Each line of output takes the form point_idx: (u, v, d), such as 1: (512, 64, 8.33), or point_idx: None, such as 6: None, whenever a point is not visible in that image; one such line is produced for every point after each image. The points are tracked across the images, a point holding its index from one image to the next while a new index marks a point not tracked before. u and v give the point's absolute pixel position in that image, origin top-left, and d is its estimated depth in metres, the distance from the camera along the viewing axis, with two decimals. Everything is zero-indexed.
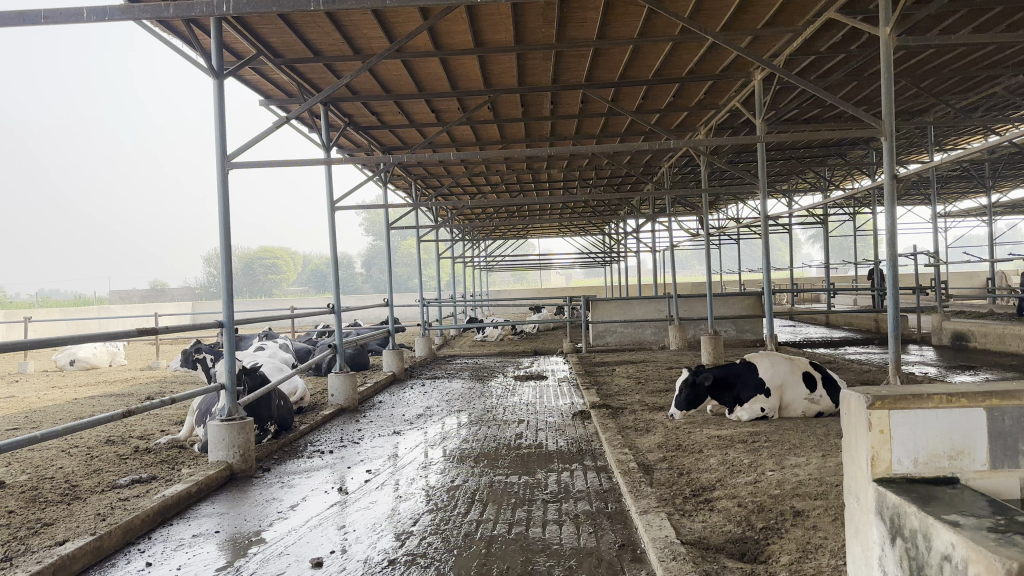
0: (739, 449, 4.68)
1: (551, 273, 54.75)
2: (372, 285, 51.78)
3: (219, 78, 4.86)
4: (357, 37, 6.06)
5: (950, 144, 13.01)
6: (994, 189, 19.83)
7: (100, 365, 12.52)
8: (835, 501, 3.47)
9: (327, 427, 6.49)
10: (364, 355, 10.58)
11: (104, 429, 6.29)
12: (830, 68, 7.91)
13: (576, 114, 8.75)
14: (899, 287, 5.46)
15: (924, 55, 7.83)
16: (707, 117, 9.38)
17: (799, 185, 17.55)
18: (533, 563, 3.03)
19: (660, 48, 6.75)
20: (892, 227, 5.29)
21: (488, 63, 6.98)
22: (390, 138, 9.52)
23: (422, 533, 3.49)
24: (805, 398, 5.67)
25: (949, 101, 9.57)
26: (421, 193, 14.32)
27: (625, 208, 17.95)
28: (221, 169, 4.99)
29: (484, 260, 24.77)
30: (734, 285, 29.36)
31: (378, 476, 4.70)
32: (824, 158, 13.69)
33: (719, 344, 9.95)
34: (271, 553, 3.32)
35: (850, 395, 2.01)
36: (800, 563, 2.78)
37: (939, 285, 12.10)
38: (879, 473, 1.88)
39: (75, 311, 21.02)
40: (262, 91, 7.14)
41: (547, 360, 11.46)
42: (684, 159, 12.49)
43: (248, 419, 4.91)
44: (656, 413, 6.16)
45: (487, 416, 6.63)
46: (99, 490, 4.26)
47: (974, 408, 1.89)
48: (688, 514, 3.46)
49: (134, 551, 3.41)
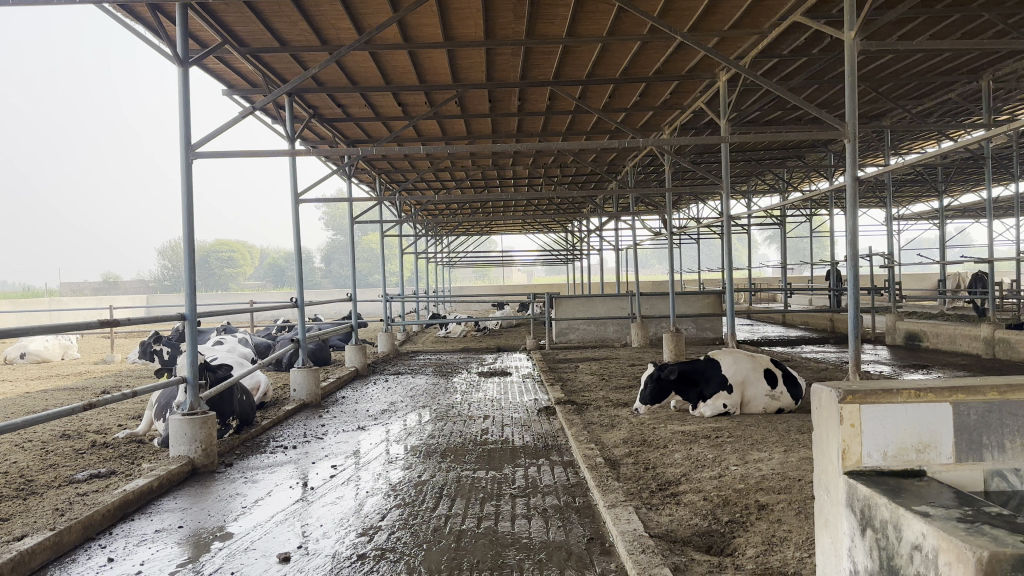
0: (703, 444, 4.74)
1: (512, 271, 54.96)
2: (333, 281, 51.36)
3: (185, 66, 4.76)
4: (326, 28, 6.00)
5: (905, 148, 13.38)
6: (945, 193, 20.42)
7: (52, 359, 12.21)
8: (799, 495, 3.54)
9: (289, 423, 6.42)
10: (326, 349, 10.47)
11: (58, 424, 6.13)
12: (793, 70, 8.06)
13: (542, 111, 8.77)
14: (859, 287, 5.56)
15: (884, 60, 8.02)
16: (672, 117, 9.49)
17: (759, 185, 17.85)
18: (504, 557, 3.04)
19: (627, 47, 6.81)
20: (853, 228, 5.38)
21: (457, 58, 6.96)
22: (354, 131, 9.43)
23: (390, 528, 3.48)
24: (766, 395, 5.76)
25: (906, 105, 9.83)
26: (385, 188, 14.24)
27: (588, 207, 18.12)
28: (185, 159, 4.89)
29: (447, 256, 24.76)
30: (693, 284, 29.77)
31: (343, 472, 4.66)
32: (784, 160, 13.97)
33: (680, 342, 10.06)
34: (236, 549, 3.28)
35: (820, 390, 2.05)
36: (767, 556, 2.84)
37: (894, 286, 12.37)
38: (850, 466, 1.93)
39: (25, 303, 20.44)
40: (225, 81, 7.02)
41: (511, 356, 11.47)
42: (648, 159, 12.61)
43: (210, 414, 4.84)
44: (621, 409, 6.23)
45: (451, 413, 6.61)
46: (56, 485, 4.15)
47: (940, 403, 1.94)
48: (655, 507, 3.50)
49: (95, 547, 3.34)
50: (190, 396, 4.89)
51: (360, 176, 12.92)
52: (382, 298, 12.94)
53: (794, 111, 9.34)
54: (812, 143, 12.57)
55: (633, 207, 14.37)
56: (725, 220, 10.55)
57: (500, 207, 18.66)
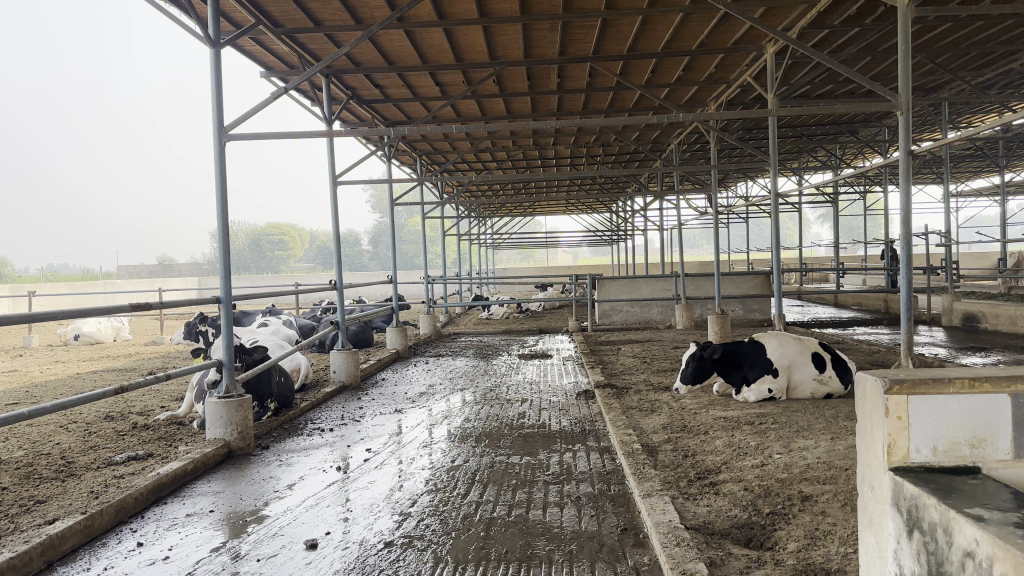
0: (746, 431, 4.58)
1: (558, 252, 54.92)
2: (379, 262, 51.96)
3: (216, 47, 4.72)
4: (358, 6, 5.91)
5: (964, 122, 12.80)
6: (1006, 167, 19.66)
7: (104, 340, 12.52)
8: (845, 486, 3.37)
9: (328, 405, 6.42)
10: (367, 331, 10.47)
11: (103, 405, 6.24)
12: (845, 41, 7.74)
13: (583, 87, 8.59)
14: (913, 268, 5.27)
15: (943, 28, 7.63)
16: (718, 93, 9.22)
17: (810, 163, 17.34)
18: (533, 547, 2.95)
19: (669, 20, 6.58)
20: (906, 205, 5.07)
21: (493, 34, 6.82)
22: (392, 112, 9.39)
23: (420, 514, 3.42)
24: (814, 379, 5.56)
25: (965, 76, 9.36)
26: (426, 169, 14.22)
27: (632, 186, 17.85)
28: (218, 142, 4.87)
29: (490, 238, 24.77)
30: (741, 264, 29.31)
31: (378, 455, 4.63)
32: (836, 135, 13.53)
33: (727, 323, 9.84)
34: (265, 534, 3.25)
35: (864, 379, 1.90)
36: (808, 551, 2.69)
37: (951, 264, 11.86)
38: (895, 462, 1.78)
39: (81, 287, 21.06)
40: (262, 63, 7.02)
41: (552, 338, 11.37)
42: (693, 136, 12.31)
43: (246, 397, 4.84)
44: (662, 392, 6.09)
45: (491, 395, 6.56)
46: (94, 467, 4.20)
47: (998, 394, 1.77)
48: (693, 497, 3.37)
49: (126, 531, 3.35)
50: (226, 379, 4.88)
51: (401, 157, 12.92)
52: (423, 280, 12.76)
53: (846, 85, 8.99)
54: (865, 117, 12.14)
55: (678, 185, 14.09)
56: (772, 198, 10.23)
57: (543, 186, 18.47)
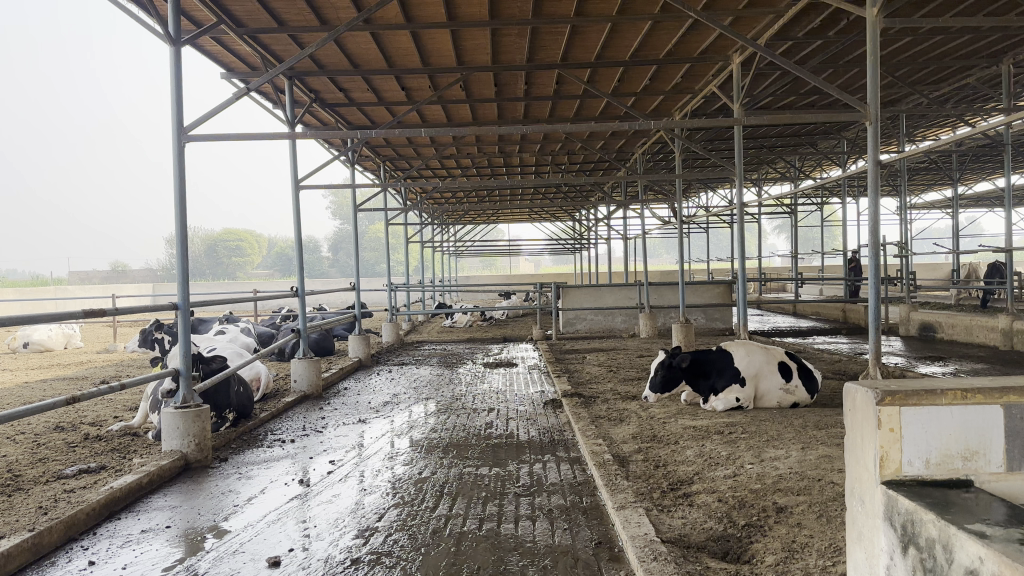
0: (717, 440, 4.55)
1: (521, 261, 54.99)
2: (340, 269, 51.53)
3: (176, 46, 4.56)
4: (324, 6, 5.78)
5: (921, 135, 13.07)
6: (958, 181, 20.18)
7: (54, 348, 12.12)
8: (819, 497, 3.34)
9: (289, 415, 6.24)
10: (329, 339, 10.26)
11: (53, 415, 6.01)
12: (809, 54, 7.84)
13: (550, 95, 8.55)
14: (880, 277, 5.27)
15: (903, 42, 7.78)
16: (684, 102, 9.28)
17: (771, 174, 17.57)
18: (506, 563, 2.86)
19: (638, 28, 6.58)
20: (875, 214, 5.09)
21: (461, 39, 6.75)
22: (356, 116, 9.25)
23: (388, 529, 3.30)
24: (780, 388, 5.55)
25: (923, 90, 9.56)
26: (388, 175, 14.09)
27: (597, 195, 17.92)
28: (178, 143, 4.70)
29: (453, 246, 24.66)
30: (702, 273, 29.63)
31: (341, 467, 4.48)
32: (796, 147, 13.70)
33: (690, 332, 9.86)
34: (225, 551, 3.11)
35: (854, 390, 1.85)
36: (787, 564, 2.64)
37: (908, 275, 12.05)
38: (887, 476, 1.73)
39: (31, 293, 20.45)
40: (223, 64, 6.85)
41: (517, 347, 11.28)
42: (658, 145, 12.38)
43: (204, 408, 4.67)
44: (630, 401, 6.06)
45: (456, 404, 6.46)
46: (43, 480, 4.00)
47: (990, 406, 1.74)
48: (667, 509, 3.31)
49: (77, 548, 3.18)
50: (183, 389, 4.70)
51: (364, 163, 12.77)
52: (385, 288, 12.57)
53: (808, 97, 9.12)
54: (825, 130, 12.33)
55: (642, 194, 14.12)
56: (736, 208, 10.30)
57: (506, 195, 18.39)
